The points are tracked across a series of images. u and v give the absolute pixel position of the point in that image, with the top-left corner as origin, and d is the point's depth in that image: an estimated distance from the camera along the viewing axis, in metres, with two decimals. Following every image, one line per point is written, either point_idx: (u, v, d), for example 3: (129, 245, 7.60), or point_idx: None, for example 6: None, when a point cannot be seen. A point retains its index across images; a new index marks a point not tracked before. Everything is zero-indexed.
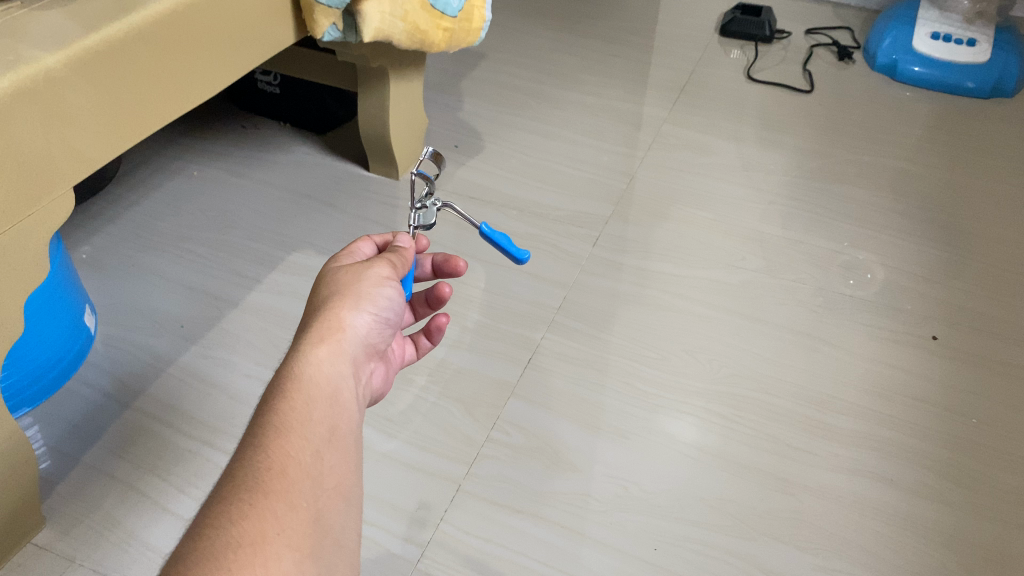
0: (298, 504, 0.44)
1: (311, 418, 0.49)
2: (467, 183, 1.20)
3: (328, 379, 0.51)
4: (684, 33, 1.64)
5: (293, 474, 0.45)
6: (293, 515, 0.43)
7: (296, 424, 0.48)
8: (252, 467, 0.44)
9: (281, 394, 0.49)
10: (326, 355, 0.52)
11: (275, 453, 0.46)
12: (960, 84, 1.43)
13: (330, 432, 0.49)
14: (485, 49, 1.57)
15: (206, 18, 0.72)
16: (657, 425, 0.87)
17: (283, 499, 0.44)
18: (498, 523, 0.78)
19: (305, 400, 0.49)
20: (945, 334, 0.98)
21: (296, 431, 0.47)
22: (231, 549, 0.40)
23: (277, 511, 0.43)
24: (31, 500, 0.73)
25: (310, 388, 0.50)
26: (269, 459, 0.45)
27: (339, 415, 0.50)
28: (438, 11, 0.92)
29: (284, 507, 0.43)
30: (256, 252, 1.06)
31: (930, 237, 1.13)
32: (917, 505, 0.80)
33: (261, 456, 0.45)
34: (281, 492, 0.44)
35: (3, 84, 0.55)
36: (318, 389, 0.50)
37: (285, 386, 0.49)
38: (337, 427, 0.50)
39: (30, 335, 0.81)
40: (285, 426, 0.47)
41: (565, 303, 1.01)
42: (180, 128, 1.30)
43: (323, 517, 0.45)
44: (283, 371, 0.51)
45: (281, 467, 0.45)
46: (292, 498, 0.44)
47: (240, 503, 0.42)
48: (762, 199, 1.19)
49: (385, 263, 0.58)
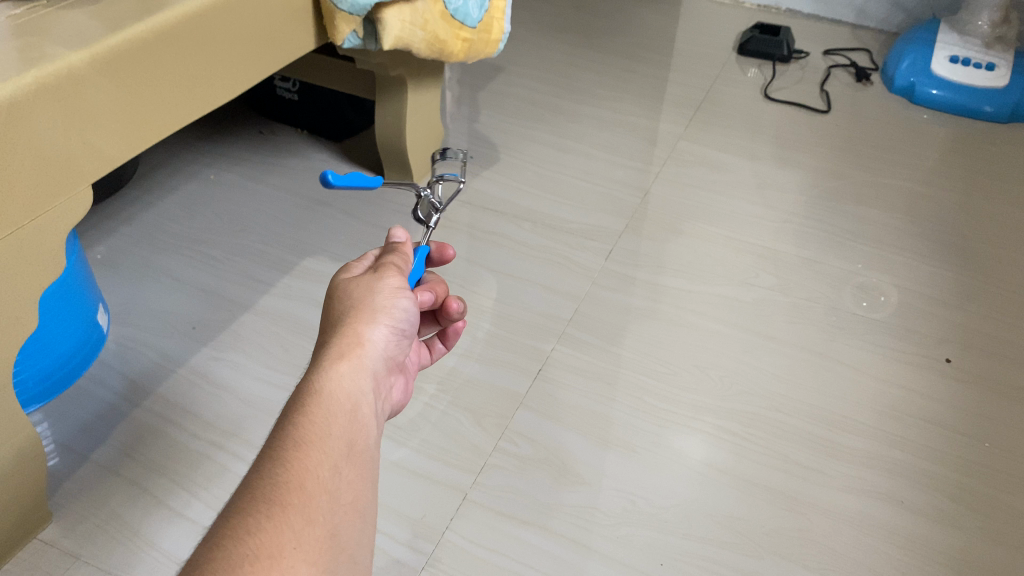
0: (315, 519, 0.44)
1: (331, 433, 0.48)
2: (481, 195, 1.21)
3: (348, 395, 0.51)
4: (701, 51, 1.64)
5: (311, 489, 0.45)
6: (311, 531, 0.43)
7: (316, 438, 0.48)
8: (270, 480, 0.44)
9: (302, 409, 0.49)
10: (347, 371, 0.52)
11: (294, 467, 0.45)
12: (978, 108, 1.42)
13: (348, 446, 0.49)
14: (503, 61, 1.58)
15: (227, 24, 0.72)
16: (666, 441, 0.86)
17: (301, 514, 0.43)
18: (504, 534, 0.77)
19: (324, 415, 0.49)
20: (959, 357, 0.97)
21: (315, 445, 0.47)
22: (247, 562, 0.40)
23: (294, 526, 0.43)
24: (40, 495, 0.73)
25: (330, 404, 0.50)
26: (287, 473, 0.45)
27: (359, 430, 0.50)
28: (457, 21, 0.93)
29: (301, 522, 0.43)
30: (270, 257, 1.07)
31: (945, 260, 1.12)
32: (928, 528, 0.79)
33: (280, 470, 0.45)
34: (299, 506, 0.44)
35: (27, 80, 0.55)
36: (337, 404, 0.50)
37: (305, 401, 0.49)
38: (355, 442, 0.50)
39: (43, 331, 0.81)
40: (304, 440, 0.47)
41: (576, 316, 1.01)
42: (198, 132, 1.31)
43: (340, 533, 0.45)
44: (304, 387, 0.50)
45: (298, 481, 0.45)
46: (310, 512, 0.44)
47: (257, 516, 0.42)
48: (776, 217, 1.19)
49: (399, 273, 0.58)
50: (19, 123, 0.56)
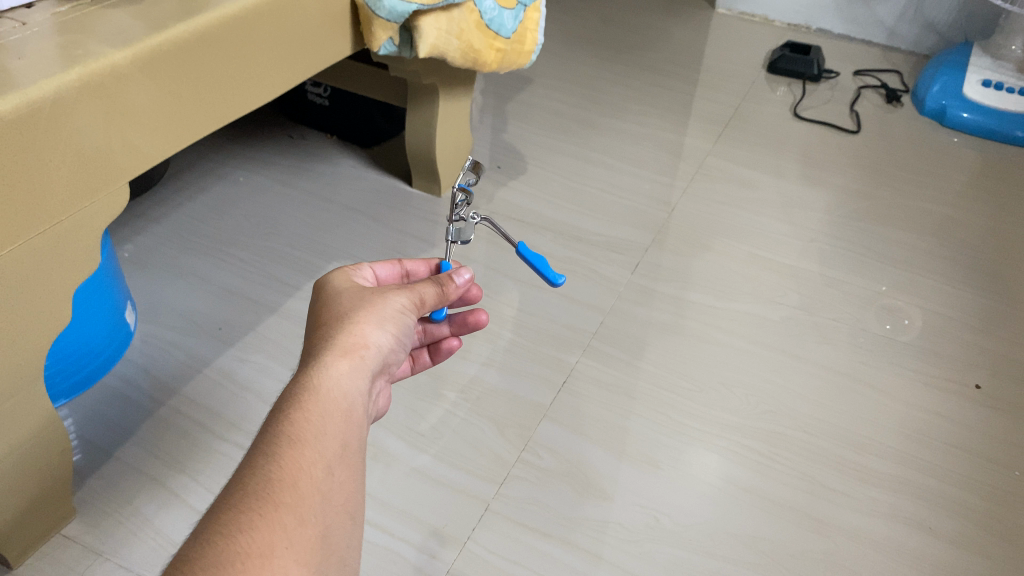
0: (309, 519, 0.42)
1: (327, 429, 0.46)
2: (507, 205, 1.21)
3: (345, 394, 0.49)
4: (731, 68, 1.64)
5: (304, 488, 0.43)
6: (303, 531, 0.41)
7: (311, 435, 0.46)
8: (263, 477, 0.42)
9: (297, 403, 0.47)
10: (347, 369, 0.50)
11: (287, 465, 0.43)
12: (1010, 133, 1.41)
13: (344, 447, 0.47)
14: (531, 73, 1.59)
15: (265, 25, 0.72)
16: (688, 457, 0.86)
17: (294, 513, 0.42)
18: (526, 545, 0.77)
19: (320, 412, 0.47)
20: (989, 383, 0.96)
21: (309, 444, 0.45)
22: (239, 560, 0.38)
23: (286, 525, 0.41)
24: (66, 489, 0.73)
25: (327, 401, 0.48)
26: (281, 471, 0.43)
27: (353, 430, 0.48)
28: (492, 31, 0.94)
29: (293, 521, 0.41)
30: (296, 260, 1.07)
31: (974, 284, 1.11)
32: (957, 556, 0.77)
33: (273, 467, 0.43)
34: (291, 505, 0.42)
35: (71, 77, 0.56)
36: (334, 403, 0.48)
37: (301, 397, 0.47)
38: (350, 442, 0.47)
39: (76, 325, 0.82)
40: (299, 437, 0.45)
41: (601, 329, 1.00)
42: (229, 135, 1.32)
43: (331, 534, 0.43)
44: (300, 382, 0.48)
45: (292, 478, 0.43)
46: (302, 512, 0.42)
47: (251, 513, 0.40)
48: (803, 236, 1.19)
49: (413, 292, 0.56)
50: (63, 119, 0.56)
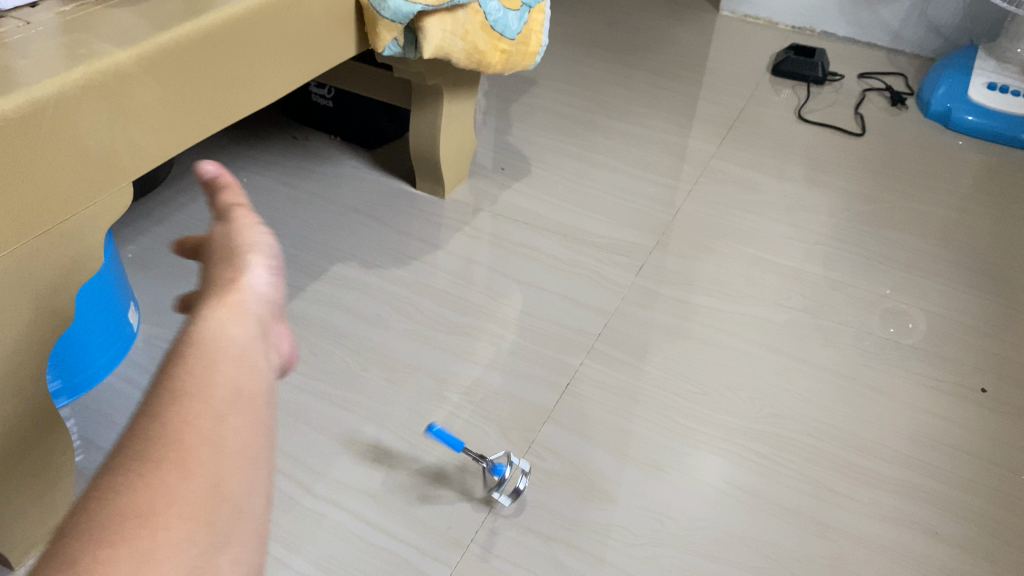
0: (193, 480, 0.31)
1: (213, 377, 0.35)
2: (511, 207, 1.20)
3: (238, 333, 0.38)
4: (735, 71, 1.64)
5: (187, 446, 0.32)
6: (184, 500, 0.31)
7: (194, 386, 0.34)
8: (127, 451, 0.31)
9: (175, 355, 0.36)
10: (230, 308, 0.39)
11: (162, 427, 0.32)
12: (1015, 136, 1.40)
13: (237, 392, 0.35)
14: (535, 75, 1.58)
15: (269, 25, 0.72)
16: (693, 460, 0.85)
17: (176, 476, 0.31)
18: (529, 548, 0.76)
19: (203, 357, 0.36)
20: (995, 387, 0.95)
21: (191, 394, 0.34)
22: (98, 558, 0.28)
23: (163, 497, 0.30)
24: (67, 490, 0.73)
25: (214, 342, 0.37)
26: (155, 433, 0.32)
27: (256, 371, 0.37)
28: (497, 32, 0.93)
29: (177, 476, 0.31)
30: (300, 261, 1.07)
31: (980, 287, 1.10)
32: (963, 561, 0.77)
33: (144, 432, 0.32)
34: (174, 466, 0.31)
35: (75, 75, 0.56)
36: (222, 344, 0.37)
37: (178, 349, 0.36)
38: (250, 383, 0.36)
39: (78, 324, 0.82)
40: (179, 389, 0.34)
41: (604, 331, 1.00)
42: (232, 136, 1.31)
43: (229, 493, 0.32)
44: (175, 337, 0.37)
45: (175, 433, 0.32)
46: (187, 474, 0.31)
47: (112, 500, 0.29)
48: (808, 239, 1.18)
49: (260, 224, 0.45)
50: (66, 118, 0.56)
